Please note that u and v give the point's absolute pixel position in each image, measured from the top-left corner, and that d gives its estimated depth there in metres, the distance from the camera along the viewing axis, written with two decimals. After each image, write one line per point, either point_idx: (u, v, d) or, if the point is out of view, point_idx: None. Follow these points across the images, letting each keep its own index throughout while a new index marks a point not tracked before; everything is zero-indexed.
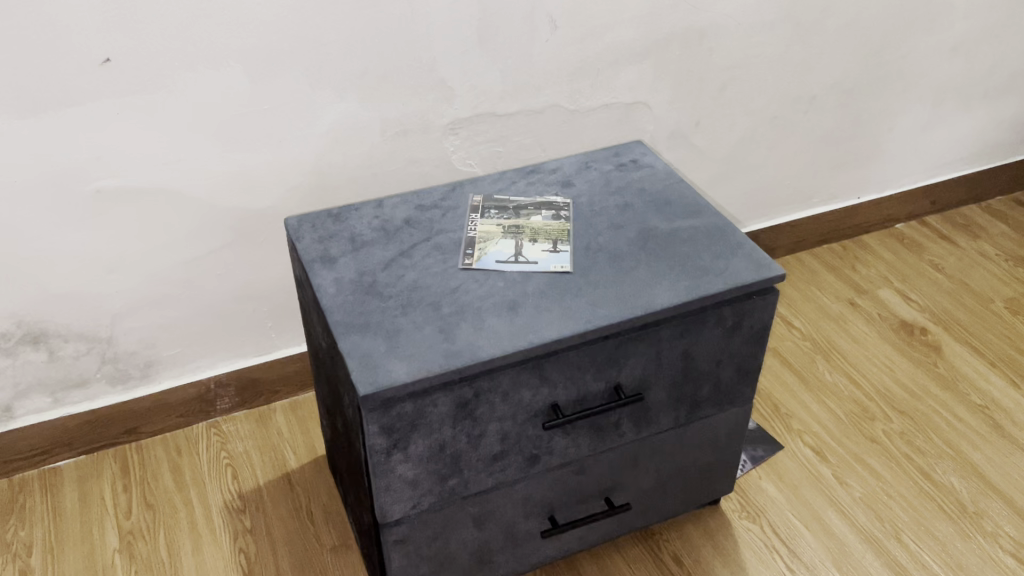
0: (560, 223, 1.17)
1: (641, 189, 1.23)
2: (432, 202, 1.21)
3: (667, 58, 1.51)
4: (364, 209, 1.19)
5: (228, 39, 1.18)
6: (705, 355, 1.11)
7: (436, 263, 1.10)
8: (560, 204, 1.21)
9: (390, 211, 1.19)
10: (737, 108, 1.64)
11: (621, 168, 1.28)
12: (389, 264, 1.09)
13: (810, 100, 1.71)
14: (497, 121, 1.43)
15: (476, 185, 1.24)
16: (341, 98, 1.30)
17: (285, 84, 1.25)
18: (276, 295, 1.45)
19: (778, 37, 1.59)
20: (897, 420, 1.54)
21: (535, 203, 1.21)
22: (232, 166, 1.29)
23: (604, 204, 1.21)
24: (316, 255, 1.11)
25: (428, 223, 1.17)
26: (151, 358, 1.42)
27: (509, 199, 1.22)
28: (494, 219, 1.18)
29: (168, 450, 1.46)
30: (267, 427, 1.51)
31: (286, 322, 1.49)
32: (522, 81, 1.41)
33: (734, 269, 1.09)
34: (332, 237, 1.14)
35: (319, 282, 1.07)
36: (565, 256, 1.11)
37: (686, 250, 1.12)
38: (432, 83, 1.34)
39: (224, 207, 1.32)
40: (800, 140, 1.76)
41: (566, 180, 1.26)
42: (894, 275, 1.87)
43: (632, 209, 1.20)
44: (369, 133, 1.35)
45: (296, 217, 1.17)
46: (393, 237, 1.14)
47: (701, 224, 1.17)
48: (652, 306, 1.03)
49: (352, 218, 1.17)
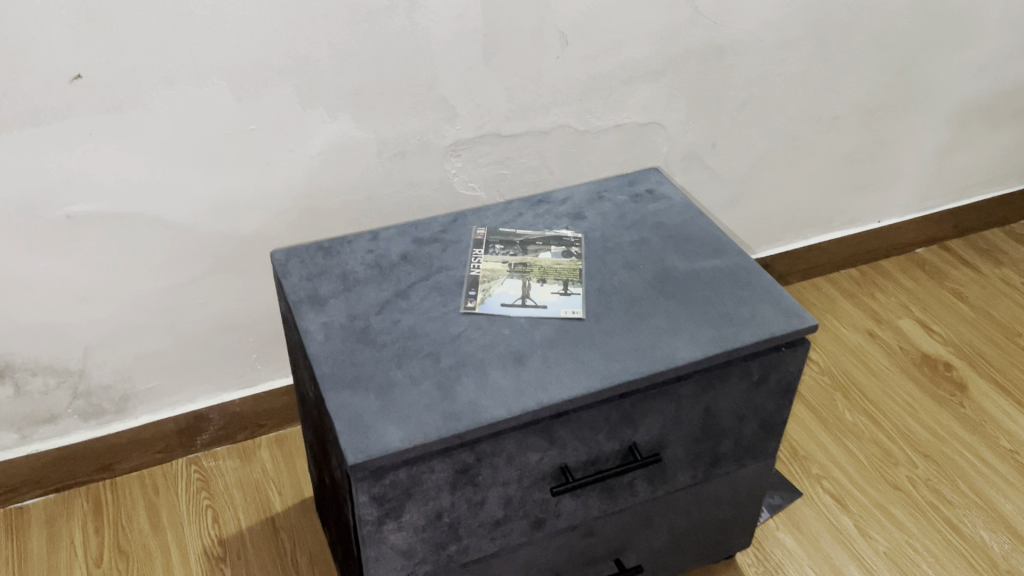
0: (571, 261, 1.07)
1: (657, 223, 1.14)
2: (432, 235, 1.11)
3: (684, 76, 1.41)
4: (358, 242, 1.09)
5: (210, 54, 1.08)
6: (728, 410, 1.02)
7: (435, 306, 1.00)
8: (570, 239, 1.11)
9: (386, 245, 1.09)
10: (756, 128, 1.54)
11: (636, 199, 1.19)
12: (384, 307, 1.00)
13: (832, 120, 1.61)
14: (501, 143, 1.33)
15: (479, 217, 1.15)
16: (334, 118, 1.20)
17: (273, 102, 1.15)
18: (262, 324, 1.35)
19: (802, 54, 1.48)
20: (921, 465, 1.45)
21: (544, 239, 1.11)
22: (215, 190, 1.19)
23: (618, 239, 1.12)
24: (305, 296, 1.01)
25: (427, 260, 1.07)
26: (126, 392, 1.32)
27: (515, 232, 1.12)
28: (499, 256, 1.08)
29: (144, 489, 1.37)
30: (251, 464, 1.41)
31: (273, 353, 1.39)
32: (530, 101, 1.31)
33: (762, 318, 1.00)
34: (322, 275, 1.04)
35: (306, 327, 0.97)
36: (577, 299, 1.02)
37: (709, 295, 1.03)
38: (432, 102, 1.25)
39: (207, 233, 1.22)
40: (821, 162, 1.67)
41: (576, 212, 1.16)
42: (915, 304, 1.78)
43: (648, 246, 1.10)
44: (364, 154, 1.25)
45: (284, 250, 1.07)
46: (388, 275, 1.05)
47: (724, 265, 1.07)
48: (673, 360, 0.94)
49: (345, 253, 1.07)
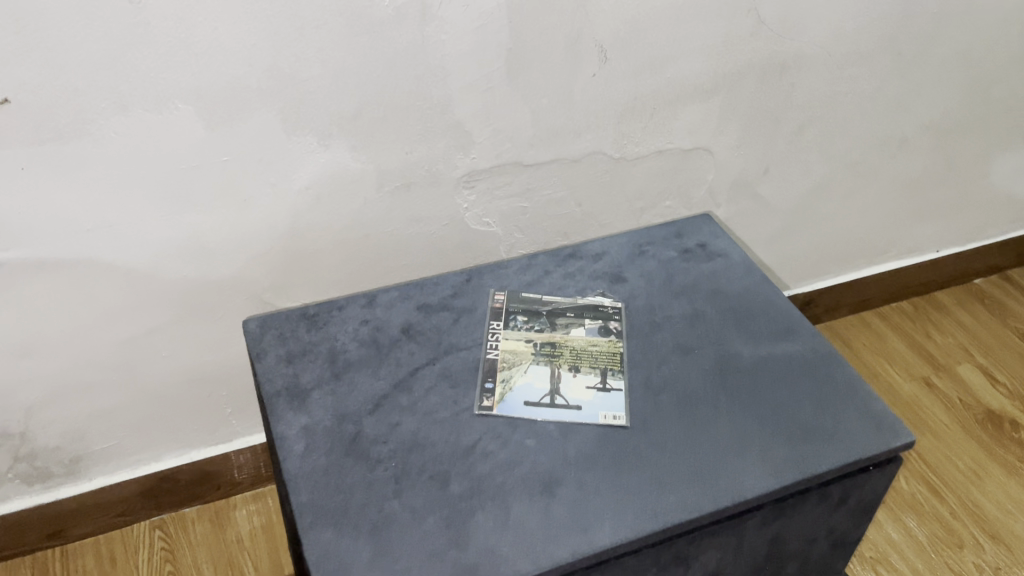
0: (610, 342, 0.88)
1: (712, 291, 0.94)
2: (439, 300, 0.92)
3: (740, 95, 1.19)
4: (350, 309, 0.90)
5: (172, 73, 0.87)
6: (799, 535, 0.84)
7: (444, 404, 0.81)
8: (608, 309, 0.92)
9: (386, 314, 0.90)
10: (815, 152, 1.33)
11: (686, 256, 0.99)
12: (379, 405, 0.81)
13: (900, 143, 1.39)
14: (523, 173, 1.13)
15: (496, 276, 0.95)
16: (325, 146, 1.00)
17: (250, 129, 0.95)
18: (238, 375, 1.16)
19: (875, 70, 1.26)
20: (990, 548, 1.26)
21: (577, 308, 0.92)
22: (181, 230, 1.00)
23: (666, 311, 0.92)
24: (283, 387, 0.82)
25: (434, 335, 0.88)
26: (79, 453, 1.13)
27: (541, 298, 0.93)
28: (521, 332, 0.89)
29: (100, 560, 1.19)
30: (224, 530, 1.23)
31: (250, 408, 1.21)
32: (558, 125, 1.10)
33: (846, 432, 0.81)
34: (305, 356, 0.85)
35: (283, 431, 0.78)
36: (618, 397, 0.83)
37: (779, 396, 0.84)
38: (444, 127, 1.04)
39: (171, 278, 1.03)
40: (882, 188, 1.45)
41: (615, 271, 0.96)
42: (975, 346, 1.58)
43: (702, 324, 0.91)
44: (361, 188, 1.05)
45: (259, 319, 0.88)
46: (386, 357, 0.85)
47: (796, 352, 0.88)
48: (740, 493, 0.75)
49: (333, 326, 0.88)
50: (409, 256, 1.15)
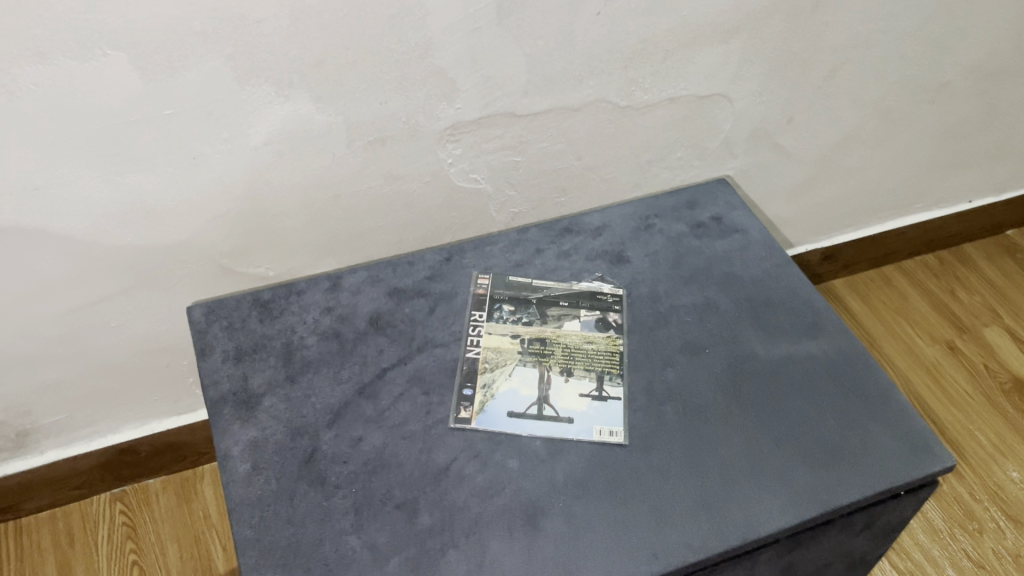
0: (608, 339, 0.77)
1: (727, 278, 0.83)
2: (414, 284, 0.80)
3: (766, 35, 1.04)
4: (312, 293, 0.79)
5: (97, 15, 0.73)
6: (815, 561, 0.74)
7: (415, 415, 0.71)
8: (608, 298, 0.80)
9: (352, 301, 0.78)
10: (845, 98, 1.19)
11: (699, 232, 0.86)
12: (340, 415, 0.70)
13: (939, 87, 1.24)
14: (515, 124, 0.99)
15: (481, 255, 0.83)
16: (285, 97, 0.86)
17: (196, 79, 0.81)
18: None
19: (921, 7, 1.10)
20: (1011, 534, 1.18)
21: (571, 296, 0.80)
22: (123, 192, 0.87)
23: (674, 300, 0.80)
24: (229, 393, 0.71)
25: (406, 327, 0.77)
26: (27, 427, 1.04)
27: (531, 283, 0.81)
28: (507, 325, 0.77)
29: (56, 537, 1.11)
30: (190, 504, 1.15)
31: None
32: (557, 71, 0.96)
33: (875, 455, 0.70)
34: (257, 354, 0.74)
35: (227, 447, 0.68)
36: (616, 409, 0.72)
37: (799, 407, 0.73)
38: (423, 74, 0.89)
39: (116, 244, 0.91)
40: (915, 136, 1.31)
41: (616, 251, 0.84)
42: (1003, 306, 1.47)
43: (714, 317, 0.79)
44: (328, 144, 0.92)
45: (206, 305, 0.77)
46: (351, 355, 0.74)
47: (820, 354, 0.77)
48: (752, 529, 0.65)
49: (290, 316, 0.77)
50: (385, 216, 1.02)
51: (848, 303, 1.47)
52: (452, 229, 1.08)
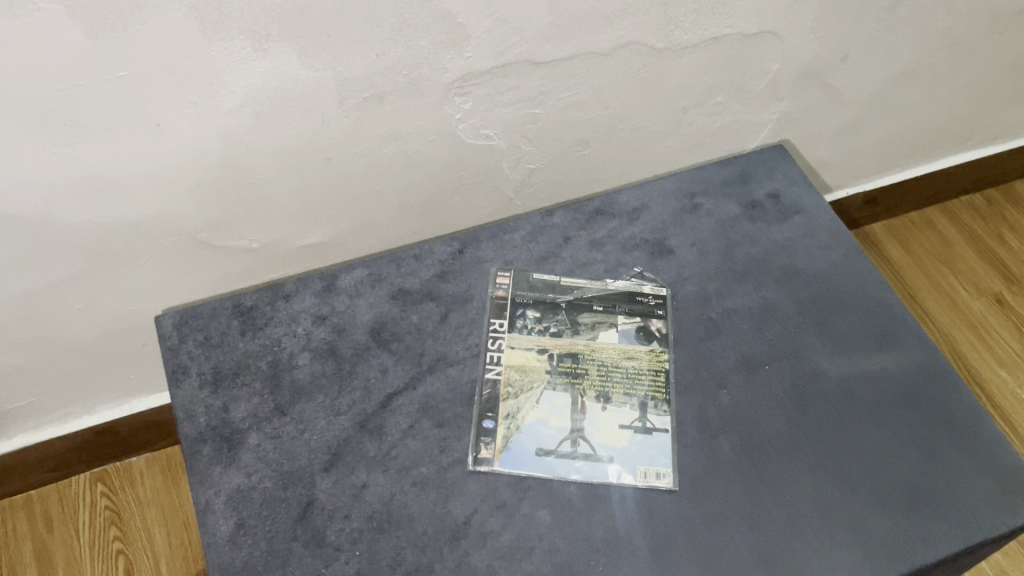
0: (651, 354, 0.66)
1: (787, 273, 0.71)
2: (421, 284, 0.68)
3: None
4: (302, 298, 0.67)
5: None
6: None
7: (427, 454, 0.60)
8: (650, 300, 0.69)
9: (350, 308, 0.67)
10: (908, 32, 1.02)
11: (752, 215, 0.74)
12: (339, 456, 0.60)
13: (1012, 15, 1.08)
14: (534, 73, 0.82)
15: (499, 246, 0.71)
16: (263, 52, 0.69)
17: (153, 36, 0.65)
18: None
19: None
20: None
21: (607, 298, 0.69)
22: (74, 165, 0.73)
23: (726, 303, 0.69)
24: (208, 429, 0.60)
25: (414, 340, 0.65)
26: None
27: (559, 281, 0.69)
28: (532, 337, 0.66)
29: (33, 523, 1.02)
30: (178, 485, 1.06)
31: None
32: (584, 10, 0.78)
33: (965, 499, 0.60)
34: (239, 378, 0.63)
35: (207, 500, 0.58)
36: (662, 445, 0.62)
37: (874, 439, 0.63)
38: (429, 19, 0.72)
39: (71, 222, 0.78)
40: (979, 70, 1.15)
41: (658, 239, 0.72)
42: None
43: (773, 324, 0.68)
44: (316, 103, 0.75)
45: (178, 315, 0.66)
46: (350, 378, 0.63)
47: (897, 370, 0.66)
48: None
49: (277, 327, 0.65)
50: (385, 178, 0.87)
51: (887, 253, 1.34)
52: (460, 190, 0.93)
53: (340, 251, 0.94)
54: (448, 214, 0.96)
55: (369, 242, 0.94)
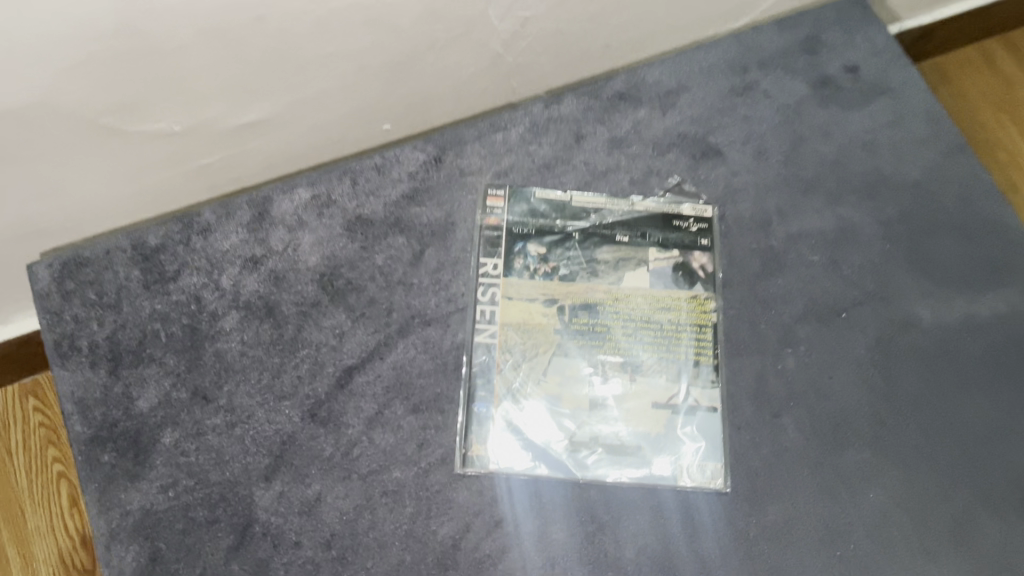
0: (693, 302, 0.50)
1: (869, 182, 0.54)
2: (386, 210, 0.51)
3: None
4: (226, 235, 0.50)
5: None
6: None
7: (400, 453, 0.45)
8: (692, 225, 0.52)
9: (291, 247, 0.50)
10: None
11: (824, 96, 0.56)
12: (283, 459, 0.45)
13: None
14: None
15: (490, 150, 0.53)
16: None
17: None
18: (116, 206, 0.50)
19: None
20: None
21: (634, 223, 0.52)
22: None
23: (790, 225, 0.52)
24: (107, 425, 0.46)
25: (381, 291, 0.49)
26: None
27: (570, 201, 0.52)
28: (537, 282, 0.50)
29: None
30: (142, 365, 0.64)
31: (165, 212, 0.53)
32: None
33: None
34: (146, 351, 0.47)
35: (110, 527, 0.44)
36: (710, 431, 0.47)
37: (978, 410, 0.48)
38: None
39: None
40: None
41: (700, 135, 0.54)
42: None
43: (851, 254, 0.52)
44: None
45: (61, 264, 0.49)
46: (294, 348, 0.47)
47: (1012, 314, 0.51)
48: None
49: (195, 278, 0.49)
50: (403, 38, 0.46)
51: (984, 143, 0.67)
52: (507, 56, 0.51)
53: (308, 127, 0.50)
54: (510, 82, 0.54)
55: (351, 116, 0.51)
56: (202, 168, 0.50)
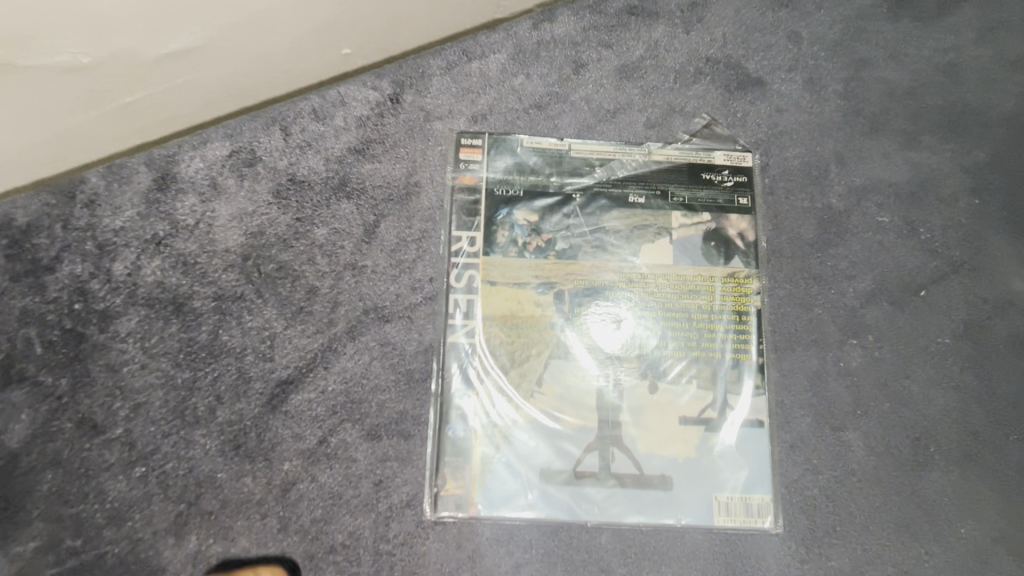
0: (729, 282, 0.38)
1: (952, 117, 0.42)
2: (329, 169, 0.39)
3: None
4: (119, 208, 0.38)
5: None
6: None
7: (352, 494, 0.35)
8: (726, 180, 0.40)
9: (204, 221, 0.38)
10: None
11: (891, 4, 0.44)
12: (199, 508, 0.35)
13: None
14: None
15: (464, 85, 0.41)
16: None
17: None
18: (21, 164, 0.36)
19: None
20: None
21: (651, 178, 0.40)
22: None
23: (853, 176, 0.41)
24: None
25: (325, 277, 0.37)
26: None
27: (567, 152, 0.40)
28: (528, 261, 0.38)
29: None
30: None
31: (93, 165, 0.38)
32: None
33: None
34: (16, 367, 0.36)
35: None
36: (753, 453, 0.36)
37: None
38: None
39: None
40: None
41: (734, 60, 0.42)
42: None
43: (931, 213, 0.40)
44: None
45: None
46: (211, 357, 0.36)
47: None
48: None
49: (78, 266, 0.37)
50: None
51: None
52: None
53: (252, 56, 0.36)
54: None
55: (304, 42, 0.36)
56: (127, 109, 0.35)
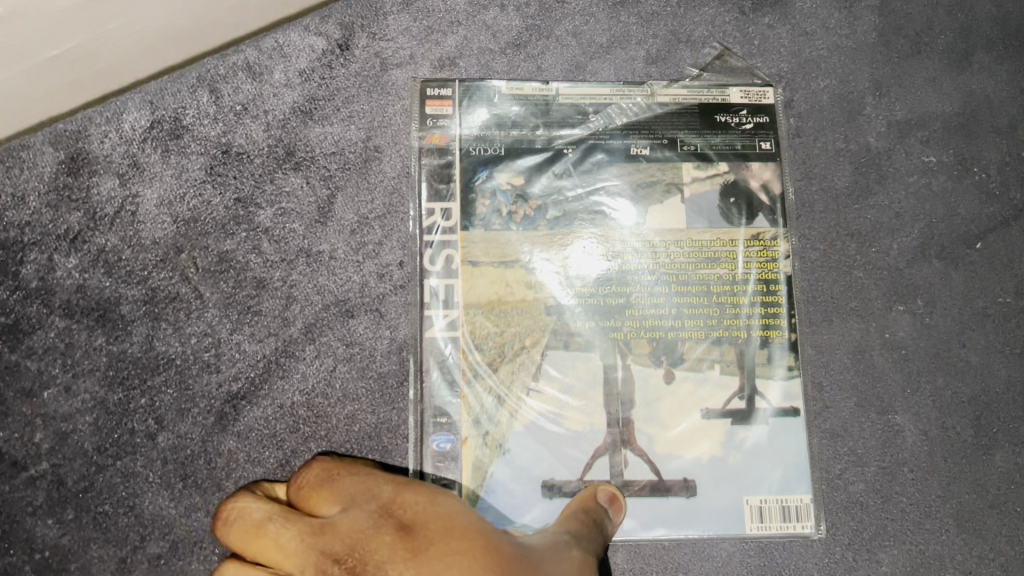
0: (754, 244, 0.33)
1: (1009, 29, 0.35)
2: (272, 137, 0.33)
3: None
4: (24, 199, 0.32)
5: None
6: None
7: None
8: (744, 121, 0.34)
9: (127, 208, 0.32)
10: None
11: None
12: (146, 553, 0.29)
13: None
14: None
15: (427, 25, 0.34)
16: None
17: None
18: None
19: None
20: None
21: (656, 125, 0.33)
22: None
23: (894, 108, 0.34)
24: None
25: (275, 268, 0.32)
26: None
27: (555, 98, 0.34)
28: (515, 235, 0.32)
29: None
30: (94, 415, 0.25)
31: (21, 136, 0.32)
32: None
33: None
34: None
35: None
36: (789, 444, 0.31)
37: None
38: None
39: None
40: None
41: None
42: None
43: (987, 148, 0.34)
44: None
45: None
46: (146, 373, 0.31)
47: None
48: None
49: None
50: None
51: None
52: None
53: None
54: None
55: None
56: (56, 62, 0.29)
